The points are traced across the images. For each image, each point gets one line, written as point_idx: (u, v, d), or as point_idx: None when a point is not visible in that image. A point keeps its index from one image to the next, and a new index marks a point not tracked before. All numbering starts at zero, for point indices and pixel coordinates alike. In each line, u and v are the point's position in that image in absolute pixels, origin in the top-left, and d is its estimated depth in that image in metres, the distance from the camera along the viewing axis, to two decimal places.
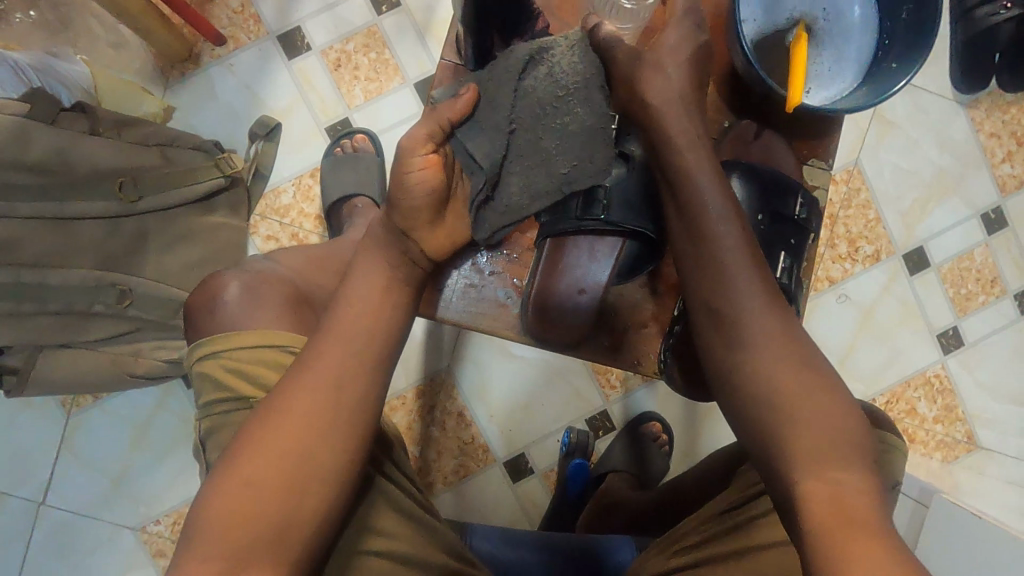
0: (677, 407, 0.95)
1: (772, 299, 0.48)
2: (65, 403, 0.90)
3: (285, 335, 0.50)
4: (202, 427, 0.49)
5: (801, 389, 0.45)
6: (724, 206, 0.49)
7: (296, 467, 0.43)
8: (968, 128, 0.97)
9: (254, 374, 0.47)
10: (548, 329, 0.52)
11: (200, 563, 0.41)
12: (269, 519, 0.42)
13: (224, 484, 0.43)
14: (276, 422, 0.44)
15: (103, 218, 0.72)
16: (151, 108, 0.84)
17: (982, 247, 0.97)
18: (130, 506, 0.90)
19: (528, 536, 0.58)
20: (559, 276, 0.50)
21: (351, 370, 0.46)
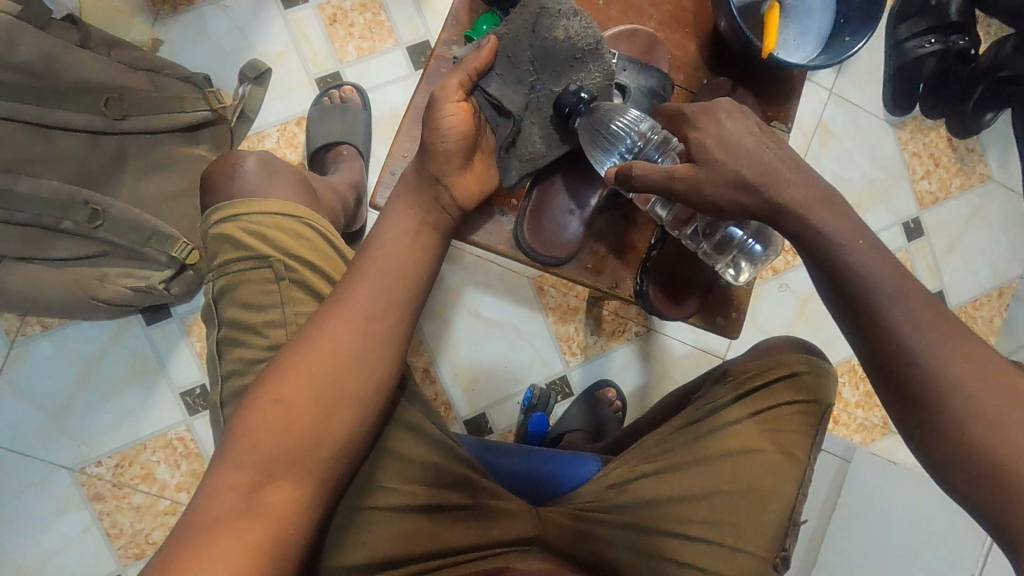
0: (631, 375, 1.00)
1: (932, 317, 0.46)
2: (9, 330, 0.85)
3: (302, 208, 0.53)
4: (215, 287, 0.51)
5: (993, 405, 0.43)
6: (836, 221, 0.48)
7: (324, 392, 0.45)
8: (895, 146, 1.09)
9: (272, 238, 0.50)
10: (544, 243, 0.60)
11: (231, 472, 0.42)
12: (298, 437, 0.44)
13: (255, 404, 0.44)
14: (308, 349, 0.46)
15: (84, 131, 0.71)
16: (139, 36, 0.85)
17: (902, 252, 1.09)
18: (69, 444, 0.86)
19: (504, 445, 0.60)
20: (553, 198, 0.61)
21: (379, 305, 0.48)
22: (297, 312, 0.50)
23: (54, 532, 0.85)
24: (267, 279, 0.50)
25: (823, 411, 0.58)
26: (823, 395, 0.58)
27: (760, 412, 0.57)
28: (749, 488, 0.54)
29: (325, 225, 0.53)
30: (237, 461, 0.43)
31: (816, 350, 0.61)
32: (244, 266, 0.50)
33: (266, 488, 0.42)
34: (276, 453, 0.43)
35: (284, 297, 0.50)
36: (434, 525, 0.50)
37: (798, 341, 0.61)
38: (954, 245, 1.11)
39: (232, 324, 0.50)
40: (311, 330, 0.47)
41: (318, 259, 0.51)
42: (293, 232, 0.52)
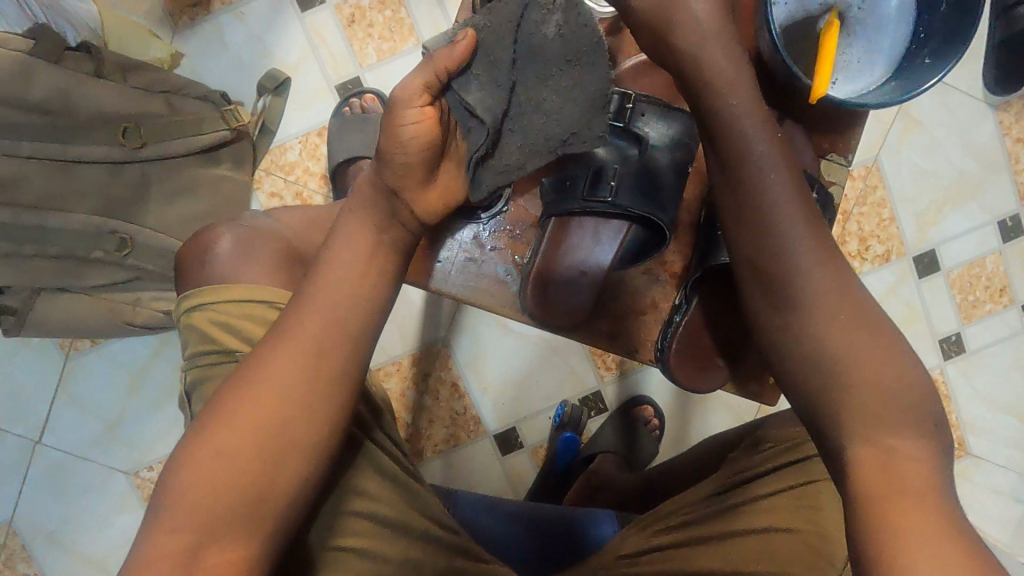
0: (669, 391, 0.95)
1: (821, 251, 0.48)
2: (63, 345, 0.91)
3: (274, 288, 0.51)
4: (187, 379, 0.50)
5: (837, 328, 0.45)
6: (771, 161, 0.49)
7: (273, 434, 0.43)
8: (995, 132, 0.94)
9: (240, 326, 0.49)
10: (548, 310, 0.57)
11: (170, 533, 0.40)
12: (238, 491, 0.41)
13: (197, 451, 0.42)
14: (254, 385, 0.43)
15: (105, 163, 0.71)
16: (159, 53, 0.82)
17: (995, 254, 0.95)
18: (123, 451, 0.91)
19: (514, 508, 0.60)
20: (561, 258, 0.55)
21: (329, 339, 0.45)
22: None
23: (114, 529, 0.91)
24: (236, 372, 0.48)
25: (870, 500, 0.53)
26: None
27: (800, 485, 0.52)
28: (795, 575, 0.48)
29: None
30: (179, 518, 0.41)
31: None
32: (211, 360, 0.48)
33: (209, 550, 0.40)
34: (222, 514, 0.41)
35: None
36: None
37: None
38: None
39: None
40: (260, 362, 0.44)
41: None
42: (260, 319, 0.50)
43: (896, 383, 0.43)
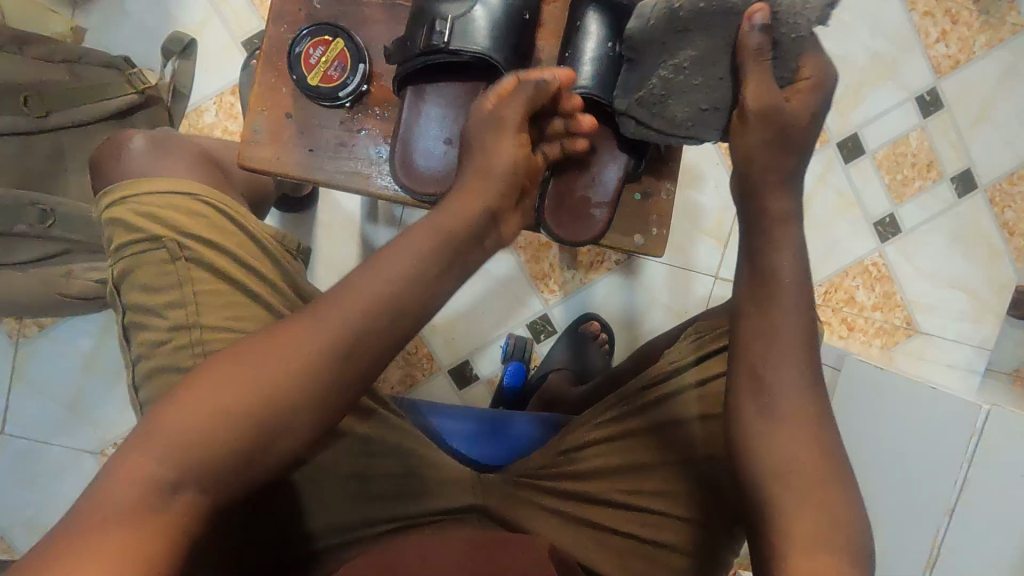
0: (617, 307, 0.96)
1: (808, 395, 0.47)
2: (13, 333, 0.92)
3: (191, 184, 0.59)
4: (120, 268, 0.57)
5: (811, 452, 0.45)
6: (797, 294, 0.49)
7: (275, 394, 0.41)
8: (902, 9, 0.96)
9: (161, 212, 0.56)
10: (420, 178, 0.67)
11: (145, 455, 0.39)
12: (218, 444, 0.40)
13: (198, 385, 0.41)
14: (289, 343, 0.43)
15: (11, 134, 0.72)
16: (58, 27, 0.87)
17: (918, 130, 0.97)
18: (86, 430, 0.92)
19: (470, 410, 0.70)
20: (417, 130, 0.67)
21: (383, 327, 0.44)
22: (195, 288, 0.56)
23: None
24: (162, 260, 0.56)
25: None
26: None
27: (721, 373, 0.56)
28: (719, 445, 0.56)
29: (227, 202, 0.59)
30: (164, 451, 0.39)
31: None
32: (140, 247, 0.56)
33: (180, 492, 0.39)
34: (204, 459, 0.39)
35: (180, 271, 0.56)
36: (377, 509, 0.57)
37: None
38: (983, 114, 0.98)
39: (135, 309, 0.57)
40: (312, 324, 0.43)
41: (216, 237, 0.57)
42: (184, 209, 0.57)
43: (837, 502, 0.43)
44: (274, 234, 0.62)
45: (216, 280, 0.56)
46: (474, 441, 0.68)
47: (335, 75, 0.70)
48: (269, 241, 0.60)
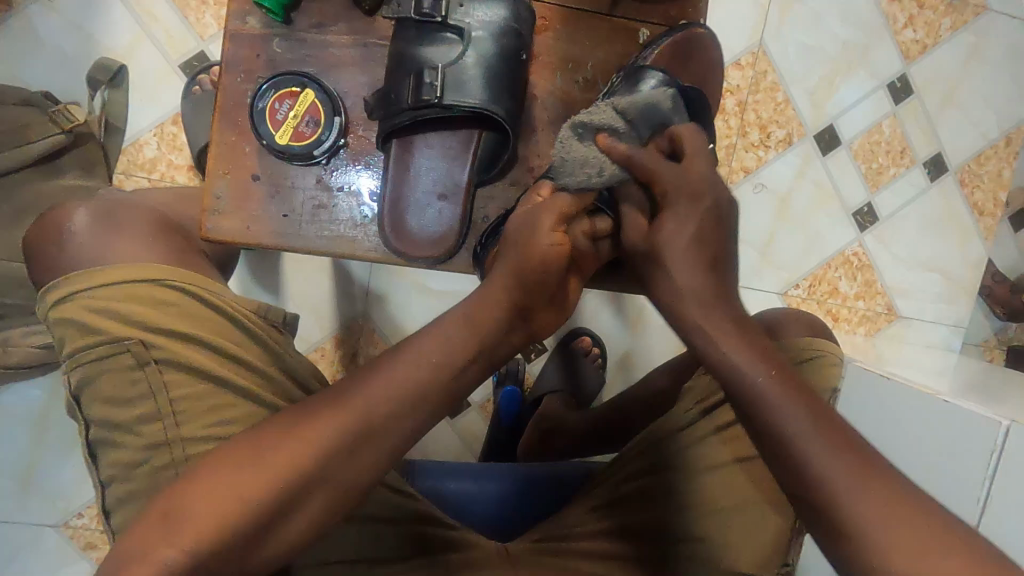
0: None
1: (825, 432, 0.50)
2: None
3: (179, 273, 0.61)
4: (76, 369, 0.58)
5: (869, 495, 0.47)
6: (756, 347, 0.55)
7: (258, 494, 0.52)
8: None
9: (127, 308, 0.58)
10: (417, 243, 0.60)
11: (151, 545, 0.51)
12: (225, 538, 0.51)
13: (203, 486, 0.53)
14: (257, 448, 0.54)
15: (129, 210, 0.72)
16: None
17: None
18: None
19: (494, 467, 0.79)
20: (405, 190, 0.59)
21: (332, 433, 0.54)
22: (170, 394, 0.58)
23: None
24: (129, 362, 0.57)
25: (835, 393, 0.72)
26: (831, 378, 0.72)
27: None
28: (743, 509, 0.68)
29: (204, 285, 0.61)
30: (164, 543, 0.51)
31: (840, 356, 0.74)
32: (100, 348, 0.57)
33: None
34: (204, 551, 0.50)
35: (150, 377, 0.58)
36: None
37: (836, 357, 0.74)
38: None
39: (123, 405, 0.58)
40: (273, 441, 0.54)
41: (182, 327, 0.58)
42: (172, 304, 0.59)
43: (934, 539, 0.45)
44: (256, 308, 0.63)
45: (187, 376, 0.58)
46: (481, 507, 0.76)
47: (307, 132, 0.59)
48: (256, 324, 0.62)
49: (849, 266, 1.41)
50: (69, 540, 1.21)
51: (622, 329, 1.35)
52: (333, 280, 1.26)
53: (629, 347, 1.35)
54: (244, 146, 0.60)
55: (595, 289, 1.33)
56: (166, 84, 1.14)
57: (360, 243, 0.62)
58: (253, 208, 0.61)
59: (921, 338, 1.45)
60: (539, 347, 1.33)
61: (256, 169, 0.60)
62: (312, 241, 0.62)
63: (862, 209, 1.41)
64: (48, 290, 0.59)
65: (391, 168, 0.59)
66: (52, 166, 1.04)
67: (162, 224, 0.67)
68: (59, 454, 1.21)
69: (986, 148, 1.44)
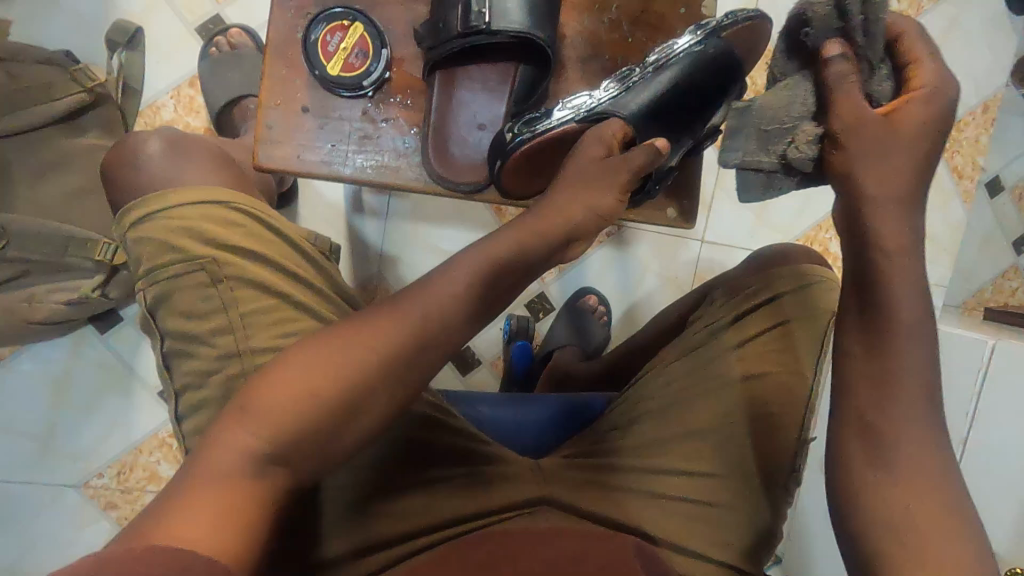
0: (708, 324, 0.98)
1: (923, 391, 0.52)
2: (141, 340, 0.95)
3: (246, 198, 0.63)
4: (153, 283, 0.59)
5: (913, 452, 0.51)
6: (909, 290, 0.53)
7: (332, 388, 0.48)
8: None
9: (201, 224, 0.59)
10: (457, 169, 0.64)
11: (224, 438, 0.47)
12: (298, 432, 0.47)
13: (274, 376, 0.49)
14: (329, 345, 0.50)
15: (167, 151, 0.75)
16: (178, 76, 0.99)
17: None
18: None
19: (516, 395, 0.85)
20: (450, 117, 0.64)
21: (403, 331, 0.51)
22: (239, 309, 0.59)
23: None
24: (205, 279, 0.59)
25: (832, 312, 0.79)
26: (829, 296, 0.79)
27: (765, 330, 0.76)
28: (759, 417, 0.73)
29: (267, 212, 0.63)
30: (242, 430, 0.47)
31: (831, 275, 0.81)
32: (177, 263, 0.59)
33: (267, 469, 0.46)
34: (283, 441, 0.47)
35: (222, 294, 0.59)
36: (438, 500, 0.66)
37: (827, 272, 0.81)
38: None
39: (193, 323, 0.59)
40: (340, 338, 0.51)
41: (255, 246, 0.60)
42: (242, 228, 0.61)
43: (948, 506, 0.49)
44: (309, 237, 0.67)
45: (256, 296, 0.60)
46: (511, 427, 0.82)
47: (356, 64, 0.63)
48: (312, 250, 0.65)
49: None
50: (89, 499, 1.23)
51: (625, 287, 1.40)
52: (348, 241, 1.29)
53: (633, 305, 1.41)
54: (295, 79, 0.64)
55: (599, 249, 1.39)
56: (183, 47, 1.16)
57: (403, 172, 0.66)
58: (303, 138, 0.65)
59: None
60: (547, 305, 1.38)
61: (306, 102, 0.64)
62: (359, 168, 0.65)
63: None
64: (127, 211, 0.61)
65: (436, 95, 0.63)
66: (74, 124, 1.06)
67: (219, 154, 0.69)
68: (79, 414, 1.23)
69: (964, 115, 1.52)
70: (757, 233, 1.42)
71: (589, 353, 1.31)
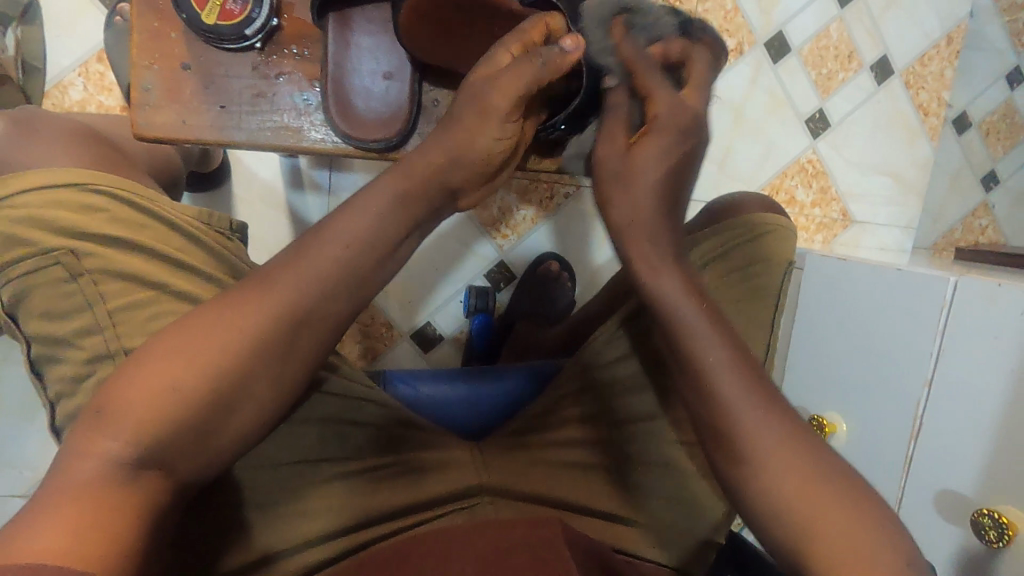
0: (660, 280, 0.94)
1: (762, 403, 0.49)
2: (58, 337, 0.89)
3: (109, 178, 0.55)
4: (5, 289, 0.52)
5: (793, 472, 0.46)
6: (700, 327, 0.52)
7: (208, 383, 0.45)
8: None
9: (52, 217, 0.52)
10: (363, 127, 0.58)
11: (92, 441, 0.42)
12: (172, 430, 0.44)
13: (141, 372, 0.44)
14: (203, 333, 0.45)
15: None
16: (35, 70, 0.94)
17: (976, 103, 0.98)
18: None
19: (453, 372, 0.80)
20: (350, 70, 0.57)
21: (284, 317, 0.47)
22: (108, 306, 0.53)
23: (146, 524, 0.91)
24: (62, 276, 0.52)
25: (786, 256, 0.75)
26: (781, 239, 0.76)
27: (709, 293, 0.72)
28: None
29: (139, 191, 0.56)
30: (101, 436, 0.42)
31: (783, 222, 0.77)
32: (33, 263, 0.52)
33: (140, 474, 0.43)
34: (150, 442, 0.43)
35: (85, 290, 0.53)
36: (356, 490, 0.63)
37: (782, 224, 0.77)
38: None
39: (48, 329, 0.53)
40: (215, 326, 0.46)
41: (122, 230, 0.54)
42: (109, 213, 0.54)
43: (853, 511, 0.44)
44: (199, 215, 0.60)
45: (130, 288, 0.54)
46: (453, 405, 0.78)
47: (235, 10, 0.55)
48: (201, 228, 0.59)
49: (805, 174, 1.43)
50: None
51: (587, 251, 1.35)
52: (290, 221, 1.22)
53: (594, 269, 1.36)
54: (169, 33, 0.57)
55: (558, 211, 1.33)
56: (86, 18, 1.07)
57: (307, 133, 0.59)
58: (187, 100, 0.58)
59: (876, 242, 1.50)
60: (508, 274, 1.33)
61: (186, 58, 0.57)
62: (255, 131, 0.59)
63: (814, 115, 1.42)
64: None
65: (330, 44, 0.56)
66: None
67: (93, 135, 0.62)
68: (18, 420, 1.16)
69: (929, 48, 1.47)
70: (721, 185, 1.40)
71: (552, 320, 1.24)
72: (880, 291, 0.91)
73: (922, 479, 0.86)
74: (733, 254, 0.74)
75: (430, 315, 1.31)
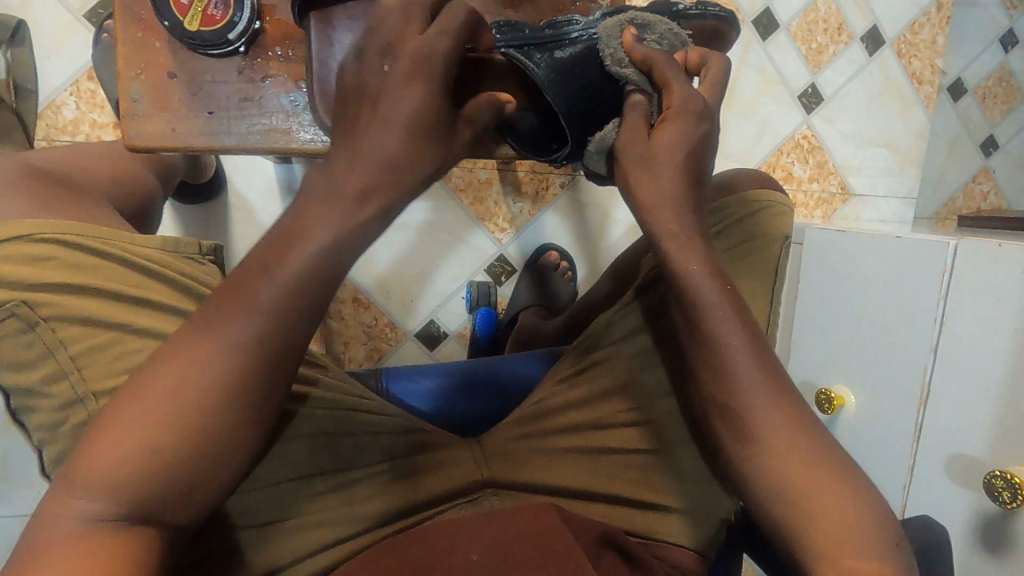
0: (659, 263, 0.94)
1: (778, 398, 0.49)
2: None
3: (52, 224, 0.54)
4: None
5: (813, 465, 0.47)
6: (726, 318, 0.50)
7: (186, 421, 0.44)
8: None
9: (0, 274, 0.51)
10: None
11: (80, 494, 0.43)
12: (159, 473, 0.44)
13: (114, 419, 0.44)
14: (169, 370, 0.44)
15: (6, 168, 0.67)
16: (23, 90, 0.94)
17: None
18: None
19: (452, 366, 0.80)
20: (332, 61, 0.57)
21: (251, 338, 0.45)
22: (71, 351, 0.53)
23: None
24: (18, 329, 0.52)
25: (783, 231, 0.75)
26: (778, 214, 0.76)
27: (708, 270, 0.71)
28: None
29: (91, 232, 0.56)
30: (91, 472, 0.43)
31: (779, 197, 0.77)
32: None
33: (135, 520, 0.44)
34: (138, 487, 0.43)
35: (43, 338, 0.53)
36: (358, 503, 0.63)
37: (779, 200, 0.77)
38: None
39: (16, 377, 0.53)
40: (177, 361, 0.45)
41: (75, 276, 0.54)
42: (61, 261, 0.54)
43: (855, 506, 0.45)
44: (162, 244, 0.58)
45: (92, 331, 0.54)
46: (454, 399, 0.77)
47: (217, 15, 0.56)
48: (160, 261, 0.58)
49: (801, 150, 1.43)
50: None
51: (586, 240, 1.36)
52: None
53: (594, 258, 1.37)
54: (153, 41, 0.57)
55: (555, 202, 1.33)
56: (76, 37, 1.08)
57: (296, 133, 0.59)
58: (176, 108, 0.58)
59: (876, 215, 1.50)
60: (508, 268, 1.33)
61: (172, 66, 0.58)
62: (243, 136, 0.59)
63: (807, 90, 1.42)
64: None
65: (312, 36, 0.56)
66: None
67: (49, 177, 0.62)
68: (31, 442, 1.17)
69: (919, 16, 1.45)
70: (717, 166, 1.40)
71: (554, 310, 1.24)
72: (883, 260, 0.90)
73: (932, 446, 0.87)
74: (731, 230, 0.74)
75: (433, 313, 1.31)
